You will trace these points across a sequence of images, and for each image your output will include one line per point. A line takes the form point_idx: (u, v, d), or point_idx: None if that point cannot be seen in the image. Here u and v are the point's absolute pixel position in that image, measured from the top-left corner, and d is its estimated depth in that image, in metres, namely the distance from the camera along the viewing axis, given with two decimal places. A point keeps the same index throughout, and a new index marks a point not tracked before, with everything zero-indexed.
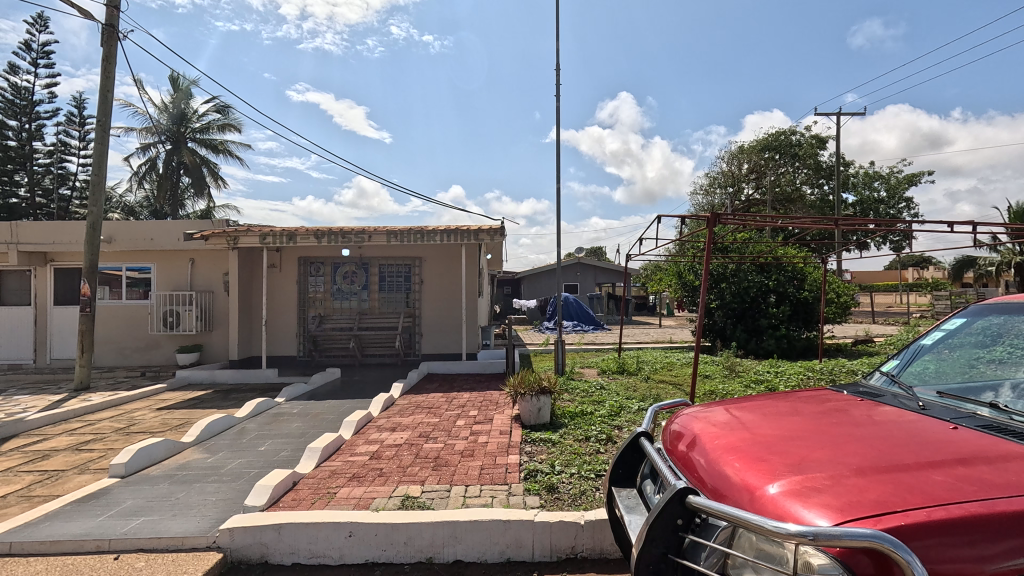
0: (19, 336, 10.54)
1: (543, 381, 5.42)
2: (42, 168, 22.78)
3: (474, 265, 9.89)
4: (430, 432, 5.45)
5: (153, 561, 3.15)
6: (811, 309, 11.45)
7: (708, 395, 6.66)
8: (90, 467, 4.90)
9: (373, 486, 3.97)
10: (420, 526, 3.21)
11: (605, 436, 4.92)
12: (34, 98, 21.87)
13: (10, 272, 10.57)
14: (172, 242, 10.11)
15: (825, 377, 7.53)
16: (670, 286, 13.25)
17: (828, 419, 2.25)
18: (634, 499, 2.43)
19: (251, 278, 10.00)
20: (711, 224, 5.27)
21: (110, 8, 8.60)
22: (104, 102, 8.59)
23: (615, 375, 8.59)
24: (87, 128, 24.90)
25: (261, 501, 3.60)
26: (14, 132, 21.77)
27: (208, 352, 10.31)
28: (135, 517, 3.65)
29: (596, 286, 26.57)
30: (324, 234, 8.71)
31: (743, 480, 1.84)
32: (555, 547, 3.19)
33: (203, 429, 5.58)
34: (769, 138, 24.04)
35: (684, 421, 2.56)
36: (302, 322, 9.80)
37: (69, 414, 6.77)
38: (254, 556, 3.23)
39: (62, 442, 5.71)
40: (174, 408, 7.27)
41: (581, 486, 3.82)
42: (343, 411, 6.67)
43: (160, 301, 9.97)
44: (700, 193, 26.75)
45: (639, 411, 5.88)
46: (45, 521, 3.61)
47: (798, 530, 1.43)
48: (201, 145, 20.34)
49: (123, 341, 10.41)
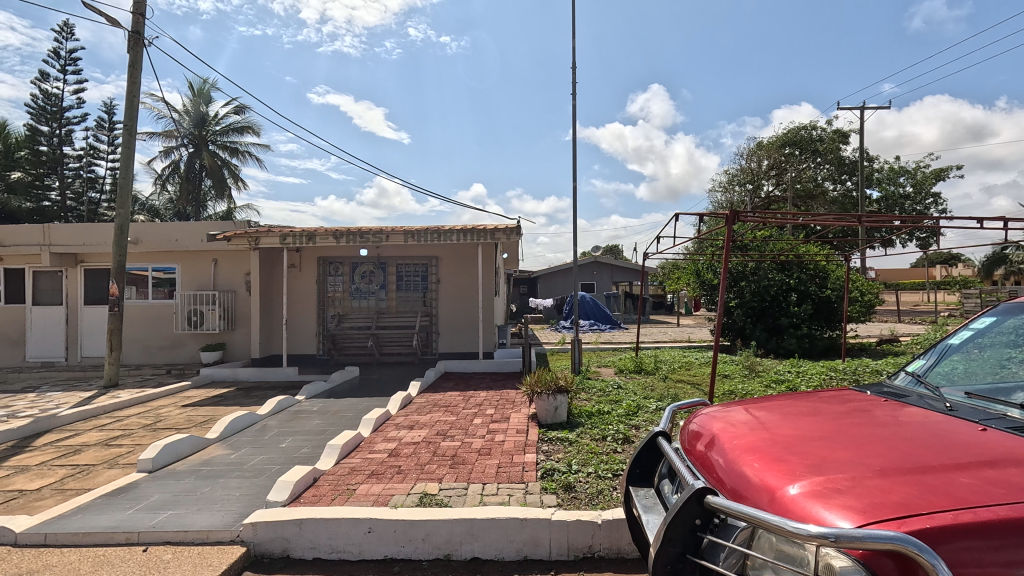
0: (50, 334, 10.89)
1: (559, 380, 5.41)
2: (72, 173, 23.49)
3: (490, 264, 9.93)
4: (447, 430, 5.50)
5: (180, 553, 3.24)
6: (833, 307, 11.23)
7: (727, 395, 6.60)
8: (120, 462, 5.05)
9: (392, 483, 4.02)
10: (437, 523, 3.24)
11: (621, 436, 4.90)
12: (63, 104, 22.54)
13: (43, 272, 10.94)
14: (195, 242, 10.37)
15: (849, 377, 7.39)
16: (688, 285, 13.10)
17: (846, 418, 2.23)
18: (652, 499, 2.41)
19: (271, 277, 10.21)
20: (730, 221, 5.13)
21: (137, 15, 8.81)
22: (131, 108, 8.82)
23: (633, 374, 8.55)
24: (115, 133, 25.52)
25: (283, 496, 3.68)
26: (46, 137, 22.50)
27: (231, 350, 10.54)
28: (163, 511, 3.75)
29: (613, 285, 26.43)
30: (342, 234, 8.82)
31: (763, 480, 1.82)
32: (572, 546, 3.19)
33: (227, 425, 5.74)
34: (790, 132, 23.66)
35: (702, 421, 2.53)
36: (321, 321, 9.94)
37: (99, 411, 6.98)
38: (276, 551, 3.30)
39: (93, 437, 5.91)
40: (198, 405, 7.44)
41: (598, 485, 3.81)
42: (361, 409, 6.75)
43: (185, 301, 10.23)
44: (719, 190, 26.43)
45: (657, 411, 5.84)
46: (76, 513, 3.73)
47: (820, 531, 1.40)
48: (223, 147, 20.78)
49: (149, 339, 10.70)
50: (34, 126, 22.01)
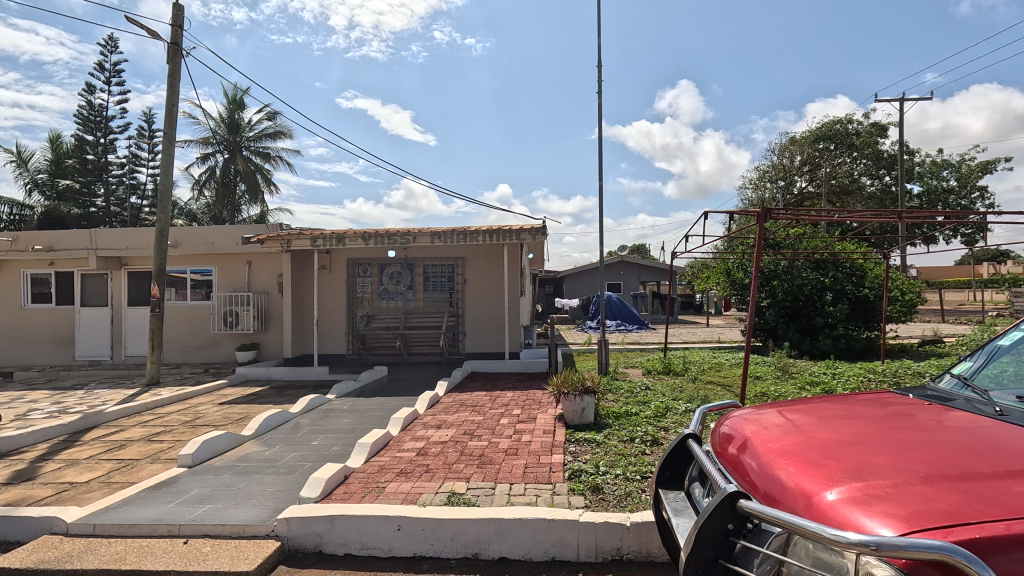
0: (97, 334, 11.41)
1: (586, 381, 5.39)
2: (116, 180, 24.55)
3: (516, 264, 9.94)
4: (474, 429, 5.53)
5: (218, 546, 3.35)
6: (872, 307, 10.84)
7: (759, 397, 6.44)
8: (161, 457, 5.26)
9: (421, 481, 4.07)
10: (465, 522, 3.26)
11: (650, 438, 4.84)
12: (107, 114, 23.58)
13: (90, 275, 11.49)
14: (231, 245, 10.70)
15: (889, 379, 7.12)
16: (717, 284, 12.83)
17: (887, 422, 2.14)
18: (683, 502, 2.37)
19: (302, 278, 10.46)
20: (761, 219, 5.01)
21: (175, 27, 9.15)
22: (170, 116, 9.17)
23: (661, 375, 8.43)
24: (155, 141, 26.55)
25: (315, 493, 3.77)
26: (92, 146, 23.59)
27: (265, 350, 10.84)
28: (202, 505, 3.89)
29: (640, 284, 26.09)
30: (370, 236, 8.97)
31: (799, 485, 1.77)
32: (600, 548, 3.17)
33: (262, 422, 5.91)
34: (823, 127, 22.96)
35: (734, 424, 2.48)
36: (350, 321, 10.13)
37: (142, 408, 7.28)
38: (309, 546, 3.38)
39: (137, 432, 6.17)
40: (233, 403, 7.68)
41: (626, 488, 3.77)
42: (390, 408, 6.85)
43: (221, 302, 10.57)
44: (750, 187, 25.83)
45: (686, 412, 5.75)
46: (122, 505, 3.90)
47: (860, 539, 1.36)
48: (256, 152, 21.40)
49: (188, 339, 11.10)
50: (80, 136, 23.10)
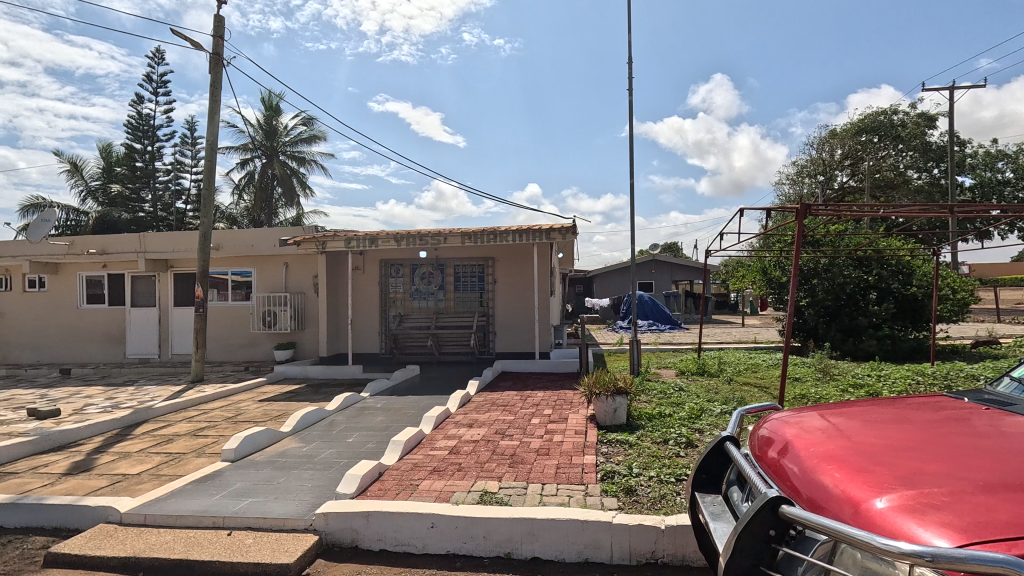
0: (146, 333, 11.96)
1: (618, 381, 5.33)
2: (162, 185, 25.66)
3: (546, 264, 9.92)
4: (506, 429, 5.54)
5: (260, 538, 3.46)
6: (920, 306, 10.35)
7: (799, 400, 6.24)
8: (206, 451, 5.48)
9: (454, 479, 4.11)
10: (498, 521, 3.27)
11: (684, 440, 4.75)
12: (154, 123, 24.69)
13: (140, 277, 12.06)
14: (269, 247, 11.05)
15: (940, 383, 6.77)
16: (753, 283, 12.48)
17: (940, 427, 2.04)
18: (721, 506, 2.31)
19: (337, 279, 10.72)
20: (800, 216, 4.84)
21: (217, 38, 9.52)
22: (213, 124, 9.54)
23: (695, 376, 8.27)
24: (198, 148, 27.62)
25: (351, 489, 3.85)
26: (140, 154, 24.75)
27: (302, 348, 11.15)
28: (244, 498, 4.03)
29: (673, 284, 25.64)
30: (403, 237, 9.11)
31: (845, 491, 1.70)
32: (634, 551, 3.13)
33: (300, 419, 6.08)
34: (866, 118, 22.05)
35: (773, 426, 2.41)
36: (383, 321, 10.32)
37: (188, 404, 7.60)
38: (346, 540, 3.46)
39: (183, 427, 6.44)
40: (273, 400, 7.93)
41: (661, 490, 3.71)
42: (423, 407, 6.94)
43: (260, 302, 10.93)
44: (787, 182, 25.06)
45: (722, 414, 5.61)
46: (171, 497, 4.08)
47: (914, 549, 1.29)
48: (292, 157, 22.04)
49: (230, 338, 11.52)
50: (130, 144, 24.28)
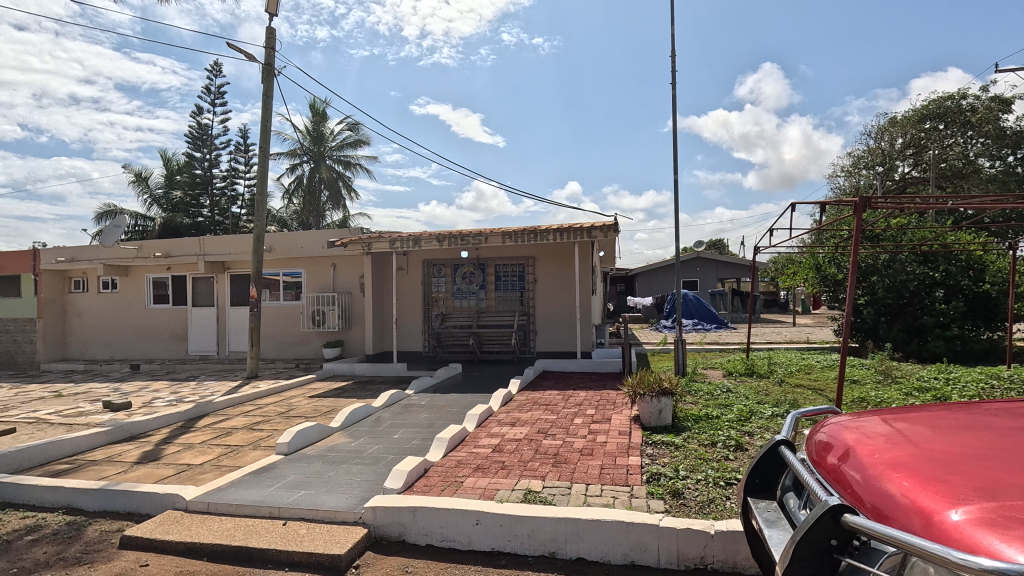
0: (206, 331, 12.65)
1: (663, 382, 5.22)
2: (219, 192, 27.05)
3: (587, 263, 9.83)
4: (548, 428, 5.53)
5: (313, 529, 3.60)
6: (994, 304, 9.62)
7: (858, 403, 5.91)
8: (262, 444, 5.74)
9: (497, 477, 4.14)
10: (542, 520, 3.27)
11: (733, 443, 4.60)
12: (212, 132, 26.07)
13: (200, 279, 12.76)
14: (318, 249, 11.46)
15: (1018, 387, 6.25)
16: (805, 280, 11.93)
17: (1021, 436, 1.89)
18: (776, 513, 2.22)
19: (382, 279, 11.00)
20: (859, 210, 4.58)
21: (269, 49, 9.94)
22: (265, 131, 9.97)
23: (744, 377, 8.00)
24: (251, 154, 28.95)
25: (398, 484, 3.94)
26: (200, 162, 26.19)
27: (349, 346, 11.51)
28: (298, 490, 4.20)
29: (719, 282, 24.86)
30: (445, 237, 9.24)
31: (915, 501, 1.61)
32: (683, 555, 3.06)
33: (348, 415, 6.28)
34: (931, 104, 20.63)
35: (832, 430, 2.30)
36: (426, 320, 10.51)
37: (244, 399, 7.99)
38: (393, 534, 3.55)
39: (240, 421, 6.78)
40: (322, 396, 8.22)
41: (709, 494, 3.61)
42: (466, 405, 7.03)
43: (310, 302, 11.36)
44: (843, 174, 23.83)
45: (773, 417, 5.40)
46: (231, 487, 4.30)
47: (996, 566, 1.20)
48: (338, 161, 22.77)
49: (282, 336, 12.02)
50: (191, 153, 25.73)
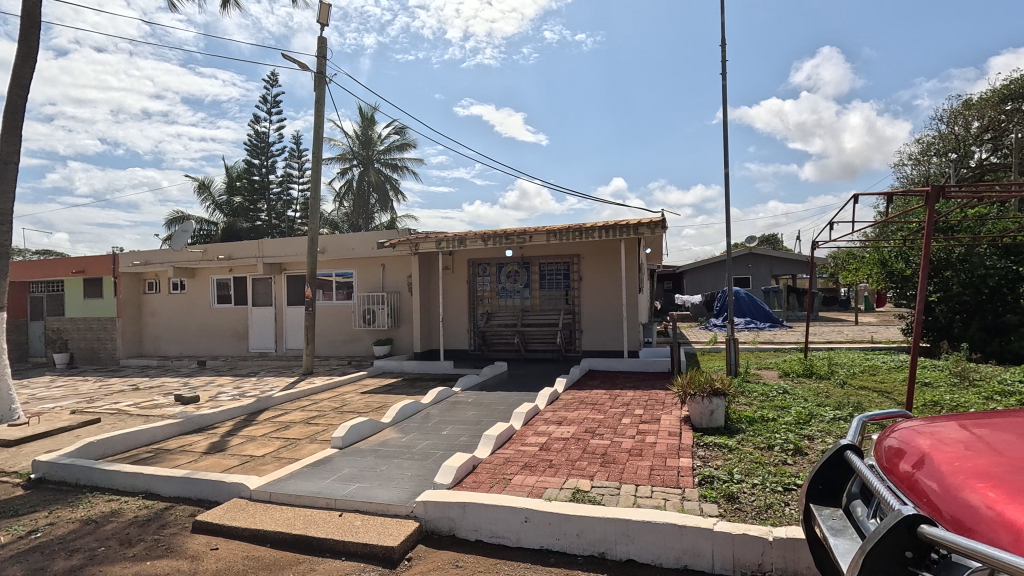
0: (265, 329, 13.31)
1: (714, 382, 5.07)
2: (275, 197, 28.39)
3: (633, 260, 9.66)
4: (595, 428, 5.48)
5: (367, 521, 3.72)
6: None
7: (930, 407, 5.52)
8: (318, 438, 5.99)
9: (545, 476, 4.14)
10: (592, 520, 3.25)
11: (791, 447, 4.40)
12: (269, 140, 27.38)
13: (259, 279, 13.44)
14: (368, 250, 11.81)
15: None
16: (869, 276, 11.25)
17: None
18: (842, 522, 2.11)
19: (429, 278, 11.22)
20: (932, 199, 4.27)
21: (320, 59, 10.33)
22: (318, 137, 10.37)
23: (802, 378, 7.64)
24: (304, 160, 30.20)
25: (448, 479, 4.02)
26: (258, 169, 27.57)
27: (397, 344, 11.82)
28: (352, 483, 4.35)
29: (773, 279, 23.83)
30: (490, 237, 9.31)
31: (1002, 514, 1.49)
32: (739, 561, 2.96)
33: (398, 411, 6.45)
34: (1013, 84, 18.95)
35: (903, 436, 2.16)
36: (472, 319, 10.63)
37: (301, 394, 8.35)
38: (444, 529, 3.62)
39: (297, 416, 7.10)
40: (373, 392, 8.48)
41: (766, 499, 3.47)
42: (512, 403, 7.06)
43: (360, 301, 11.74)
44: (911, 163, 22.29)
45: (835, 421, 5.12)
46: (290, 478, 4.51)
47: None
48: (386, 164, 23.39)
49: (335, 334, 12.49)
50: (250, 161, 27.14)
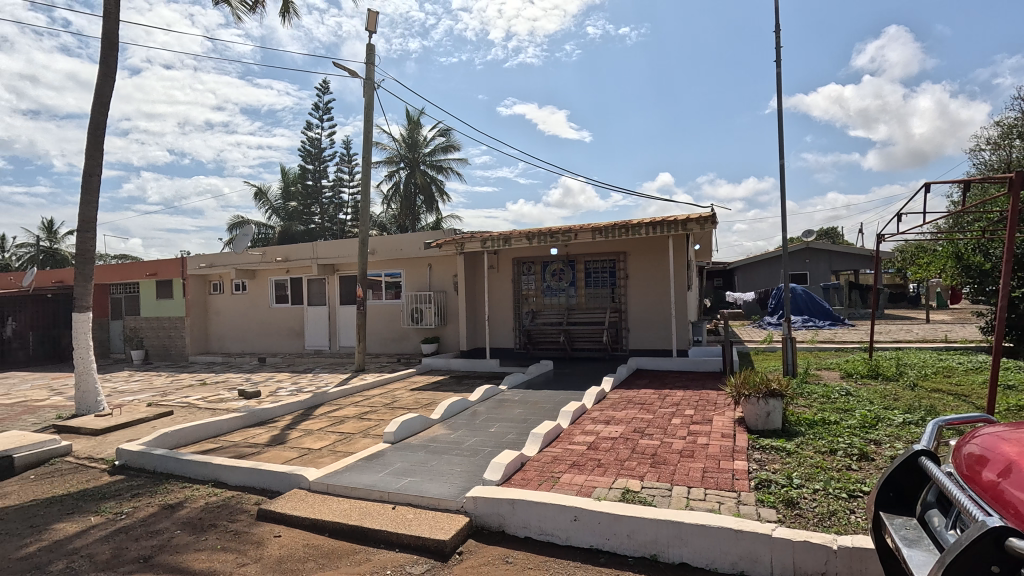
0: (319, 327, 13.88)
1: (771, 383, 4.87)
2: (328, 201, 29.51)
3: (682, 257, 9.41)
4: (644, 428, 5.38)
5: (419, 514, 3.82)
6: None
7: (1014, 412, 5.09)
8: (370, 433, 6.19)
9: (594, 475, 4.10)
10: (643, 521, 3.19)
11: (856, 451, 4.17)
12: (321, 146, 28.49)
13: (314, 280, 14.02)
14: (415, 250, 12.08)
15: None
16: (942, 271, 10.47)
17: None
18: (916, 531, 1.98)
19: (475, 277, 11.35)
20: (1017, 187, 3.92)
21: (369, 65, 10.64)
22: (367, 141, 10.69)
23: (866, 379, 7.20)
24: (354, 164, 31.24)
25: (497, 476, 4.06)
26: (311, 174, 28.74)
27: (444, 342, 12.03)
28: (404, 477, 4.48)
29: (832, 275, 22.60)
30: (534, 235, 9.31)
31: None
32: (800, 569, 2.84)
33: (447, 408, 6.57)
34: None
35: (985, 442, 2.00)
36: (517, 317, 10.68)
37: (354, 390, 8.66)
38: (493, 524, 3.66)
39: (351, 411, 7.36)
40: (422, 389, 8.68)
41: (829, 506, 3.30)
42: (558, 401, 7.04)
43: (408, 300, 12.03)
44: (989, 148, 20.56)
45: (905, 425, 4.81)
46: (346, 471, 4.69)
47: None
48: (431, 166, 23.82)
49: (385, 333, 12.86)
50: (304, 166, 28.35)
